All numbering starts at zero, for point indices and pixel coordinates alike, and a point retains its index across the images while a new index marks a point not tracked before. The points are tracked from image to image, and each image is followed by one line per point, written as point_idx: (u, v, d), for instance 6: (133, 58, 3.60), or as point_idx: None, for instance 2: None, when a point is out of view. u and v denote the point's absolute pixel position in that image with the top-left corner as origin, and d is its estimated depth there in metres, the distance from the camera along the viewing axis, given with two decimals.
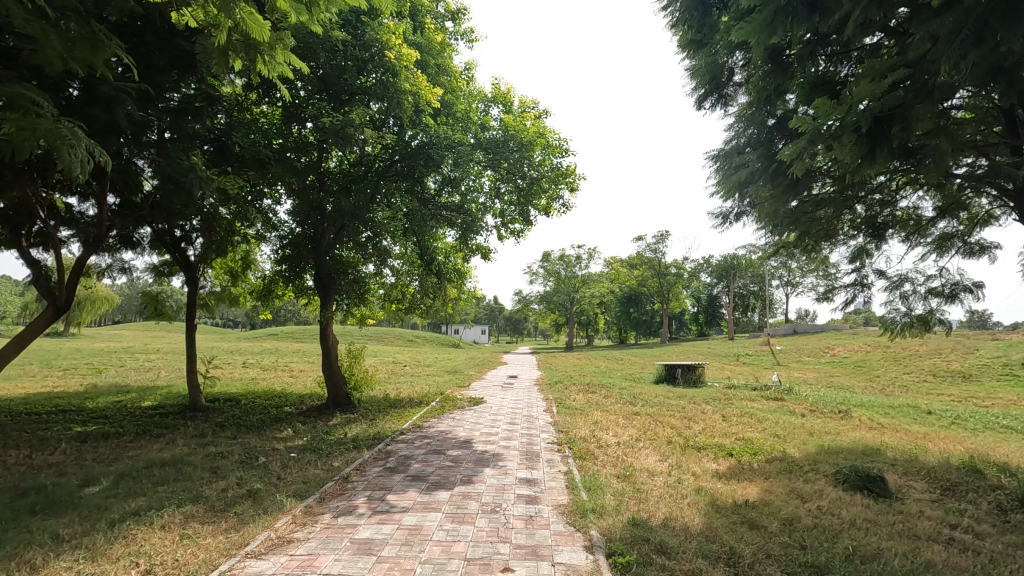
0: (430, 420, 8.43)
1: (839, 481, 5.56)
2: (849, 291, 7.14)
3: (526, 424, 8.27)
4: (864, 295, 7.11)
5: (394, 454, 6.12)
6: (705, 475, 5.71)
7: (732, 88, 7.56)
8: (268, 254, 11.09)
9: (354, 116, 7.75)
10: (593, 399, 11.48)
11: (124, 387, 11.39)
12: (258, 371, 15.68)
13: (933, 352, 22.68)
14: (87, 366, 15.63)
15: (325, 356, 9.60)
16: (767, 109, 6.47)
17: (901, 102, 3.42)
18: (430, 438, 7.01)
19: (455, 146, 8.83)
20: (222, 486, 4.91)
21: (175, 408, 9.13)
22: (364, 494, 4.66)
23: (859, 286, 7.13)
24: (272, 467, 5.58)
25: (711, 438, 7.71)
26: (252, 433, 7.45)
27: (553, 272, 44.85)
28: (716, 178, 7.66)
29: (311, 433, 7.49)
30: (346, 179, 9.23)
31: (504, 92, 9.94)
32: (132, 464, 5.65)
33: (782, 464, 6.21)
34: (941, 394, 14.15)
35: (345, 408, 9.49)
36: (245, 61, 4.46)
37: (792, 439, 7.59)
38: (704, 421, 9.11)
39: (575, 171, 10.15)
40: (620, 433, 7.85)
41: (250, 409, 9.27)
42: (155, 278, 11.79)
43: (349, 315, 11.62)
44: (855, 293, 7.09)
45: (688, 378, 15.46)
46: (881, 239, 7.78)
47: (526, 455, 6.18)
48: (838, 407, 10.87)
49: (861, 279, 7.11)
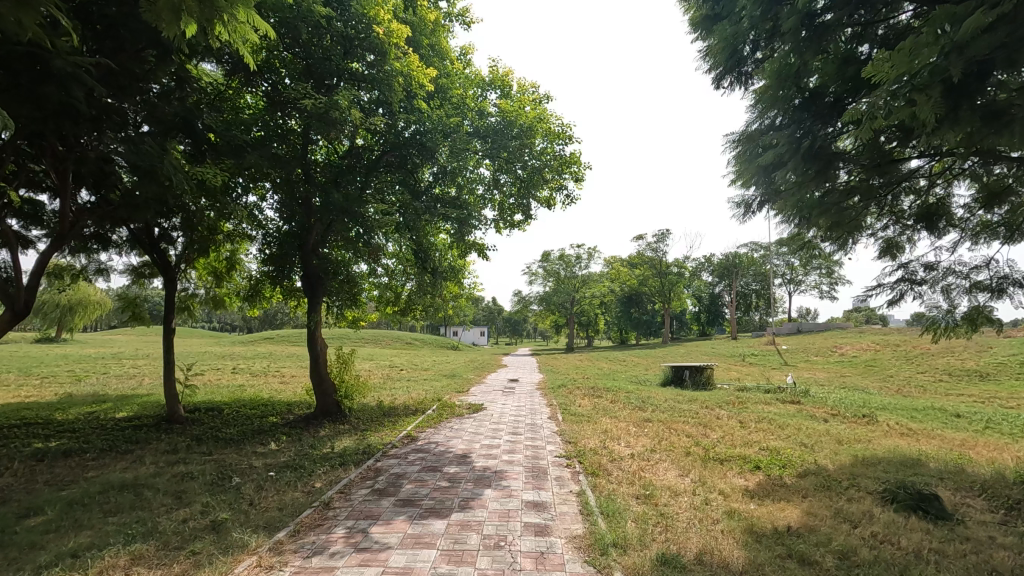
0: (425, 430, 7.77)
1: (887, 501, 4.90)
2: (894, 288, 6.44)
3: (530, 434, 7.61)
4: (908, 291, 6.43)
5: (384, 473, 5.46)
6: (735, 494, 5.05)
7: (752, 65, 6.92)
8: (255, 254, 10.47)
9: (339, 98, 7.11)
10: (599, 404, 10.84)
11: (100, 397, 10.69)
12: (246, 377, 14.97)
13: (945, 351, 22.07)
14: (67, 374, 14.93)
15: (314, 365, 8.91)
16: (795, 86, 5.88)
17: (1005, 45, 2.78)
18: (425, 453, 6.34)
19: (450, 133, 8.19)
20: (181, 517, 4.24)
21: (150, 420, 8.44)
22: (345, 525, 4.00)
23: (906, 282, 6.45)
24: (244, 491, 4.93)
25: (732, 448, 7.06)
26: (229, 448, 6.79)
27: (552, 272, 44.15)
28: (733, 166, 7.13)
29: (294, 448, 6.82)
30: (335, 171, 8.63)
31: (502, 74, 9.29)
32: (86, 489, 4.97)
33: (818, 479, 5.55)
34: (961, 395, 13.51)
35: (335, 418, 8.83)
36: (201, 23, 3.81)
37: (821, 449, 6.95)
38: (721, 429, 8.46)
39: (579, 160, 9.56)
40: (633, 443, 7.20)
41: (232, 420, 8.61)
42: (133, 280, 11.09)
43: (341, 319, 10.95)
44: (899, 289, 6.41)
45: (696, 380, 14.82)
46: (913, 231, 7.18)
47: (532, 472, 5.52)
48: (861, 410, 10.22)
49: (908, 273, 6.42)
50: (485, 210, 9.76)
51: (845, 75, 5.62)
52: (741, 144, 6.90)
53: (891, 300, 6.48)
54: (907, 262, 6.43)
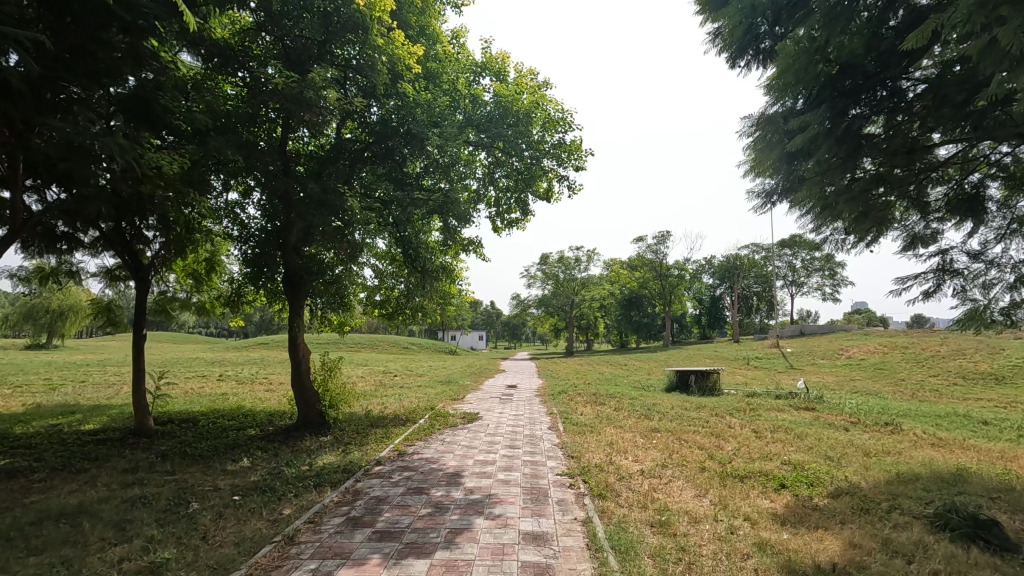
0: (414, 444, 7.10)
1: (938, 528, 4.28)
2: (928, 278, 5.80)
3: (528, 448, 6.94)
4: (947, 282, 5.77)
5: (362, 497, 4.80)
6: (763, 521, 4.40)
7: (769, 42, 6.25)
8: (237, 255, 9.86)
9: (314, 77, 6.51)
10: (603, 412, 10.20)
11: (70, 407, 10.00)
12: (232, 385, 14.29)
13: (956, 353, 21.47)
14: (43, 382, 14.19)
15: (294, 372, 8.25)
16: (821, 63, 5.25)
17: None
18: (412, 471, 5.68)
19: (440, 122, 7.68)
20: (117, 557, 3.59)
21: (117, 433, 7.78)
22: (309, 567, 3.35)
23: (944, 272, 5.84)
24: (199, 521, 4.27)
25: (751, 462, 6.42)
26: (196, 466, 6.14)
27: (552, 275, 43.55)
28: (750, 154, 6.54)
29: (269, 466, 6.16)
30: (319, 162, 8.08)
31: (497, 59, 8.70)
32: (19, 520, 4.31)
33: (853, 500, 4.93)
34: (981, 399, 12.93)
35: (317, 430, 8.16)
36: None
37: (849, 463, 6.32)
38: (736, 440, 7.81)
39: (580, 150, 8.98)
40: (642, 457, 6.57)
41: (206, 433, 7.94)
42: (107, 285, 10.38)
43: (325, 323, 10.31)
44: (935, 279, 5.80)
45: (702, 386, 14.20)
46: (939, 224, 6.57)
47: (531, 495, 4.88)
48: (882, 418, 9.58)
49: (946, 262, 5.79)
50: (480, 206, 9.19)
51: (873, 53, 5.09)
52: (758, 129, 6.30)
53: (927, 291, 5.85)
54: (946, 251, 5.79)
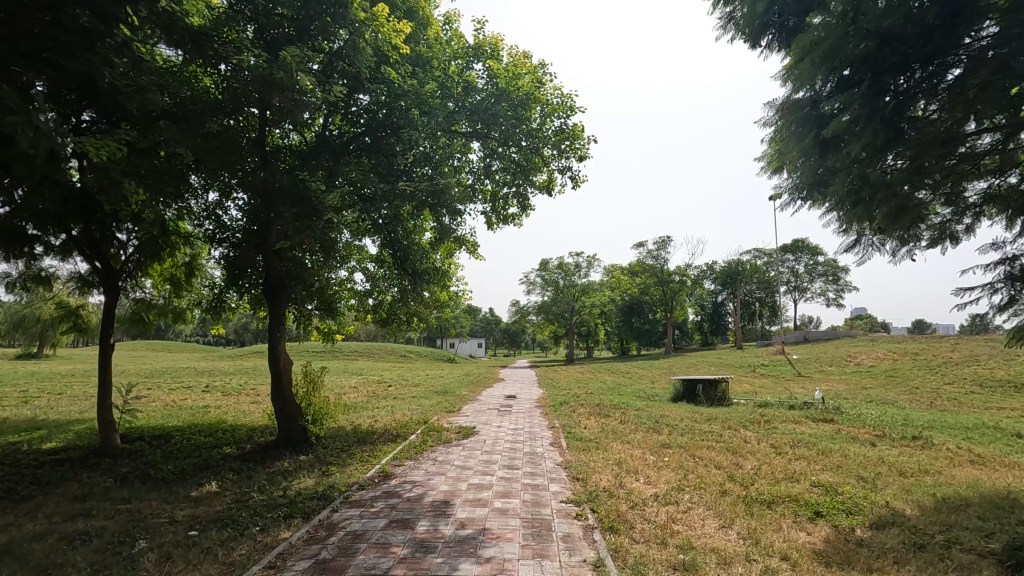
0: (402, 465, 6.41)
1: (1012, 570, 3.63)
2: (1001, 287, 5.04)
3: (529, 469, 6.26)
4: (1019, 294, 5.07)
5: (337, 533, 4.14)
6: (804, 562, 3.75)
7: (796, 20, 5.62)
8: (217, 258, 9.18)
9: (290, 58, 5.91)
10: (608, 425, 9.52)
11: (34, 423, 9.26)
12: (216, 397, 13.56)
13: (969, 360, 20.81)
14: (16, 395, 13.42)
15: (275, 385, 7.60)
16: (858, 39, 4.65)
17: None
18: (397, 499, 5.03)
19: (431, 110, 7.22)
20: None
21: (77, 453, 7.09)
22: None
23: (1014, 280, 5.11)
24: (139, 567, 3.60)
25: (777, 484, 5.75)
26: (156, 493, 5.47)
27: (551, 281, 42.71)
28: (776, 144, 5.98)
29: (237, 492, 5.48)
30: (303, 157, 7.55)
31: (490, 40, 8.21)
32: None
33: (901, 533, 4.29)
34: (1004, 409, 12.28)
35: (299, 449, 7.47)
36: None
37: (887, 485, 5.66)
38: (756, 456, 7.16)
39: (582, 134, 8.48)
40: (655, 478, 5.92)
41: (175, 452, 7.24)
42: (79, 292, 9.67)
43: (311, 330, 9.65)
44: (1007, 290, 5.13)
45: (710, 395, 13.55)
46: (975, 219, 5.94)
47: (532, 529, 4.23)
48: (910, 431, 8.89)
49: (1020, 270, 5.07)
50: (476, 201, 8.70)
51: (917, 26, 4.50)
52: (780, 118, 5.82)
53: (997, 304, 5.19)
54: (1013, 257, 5.11)
